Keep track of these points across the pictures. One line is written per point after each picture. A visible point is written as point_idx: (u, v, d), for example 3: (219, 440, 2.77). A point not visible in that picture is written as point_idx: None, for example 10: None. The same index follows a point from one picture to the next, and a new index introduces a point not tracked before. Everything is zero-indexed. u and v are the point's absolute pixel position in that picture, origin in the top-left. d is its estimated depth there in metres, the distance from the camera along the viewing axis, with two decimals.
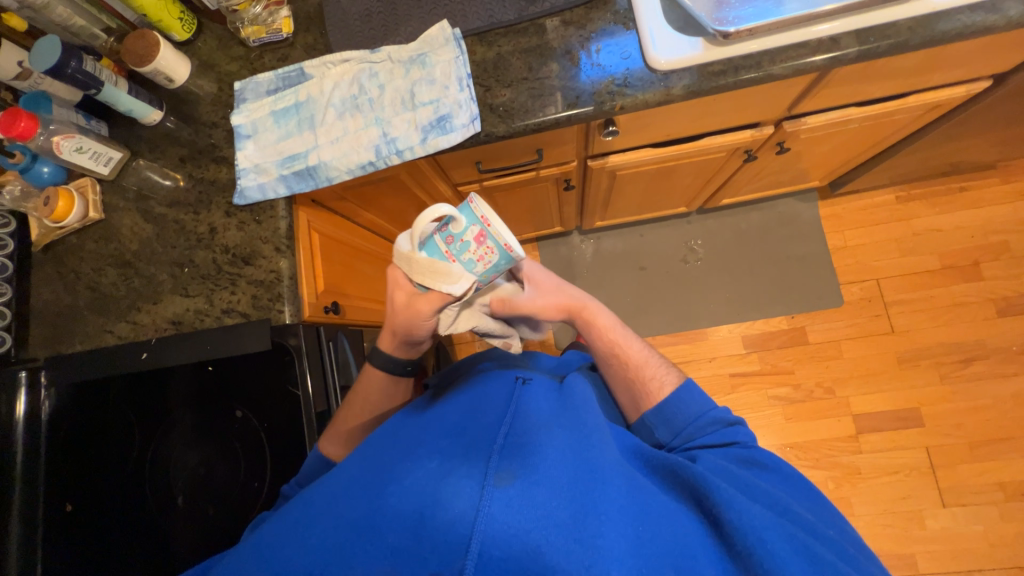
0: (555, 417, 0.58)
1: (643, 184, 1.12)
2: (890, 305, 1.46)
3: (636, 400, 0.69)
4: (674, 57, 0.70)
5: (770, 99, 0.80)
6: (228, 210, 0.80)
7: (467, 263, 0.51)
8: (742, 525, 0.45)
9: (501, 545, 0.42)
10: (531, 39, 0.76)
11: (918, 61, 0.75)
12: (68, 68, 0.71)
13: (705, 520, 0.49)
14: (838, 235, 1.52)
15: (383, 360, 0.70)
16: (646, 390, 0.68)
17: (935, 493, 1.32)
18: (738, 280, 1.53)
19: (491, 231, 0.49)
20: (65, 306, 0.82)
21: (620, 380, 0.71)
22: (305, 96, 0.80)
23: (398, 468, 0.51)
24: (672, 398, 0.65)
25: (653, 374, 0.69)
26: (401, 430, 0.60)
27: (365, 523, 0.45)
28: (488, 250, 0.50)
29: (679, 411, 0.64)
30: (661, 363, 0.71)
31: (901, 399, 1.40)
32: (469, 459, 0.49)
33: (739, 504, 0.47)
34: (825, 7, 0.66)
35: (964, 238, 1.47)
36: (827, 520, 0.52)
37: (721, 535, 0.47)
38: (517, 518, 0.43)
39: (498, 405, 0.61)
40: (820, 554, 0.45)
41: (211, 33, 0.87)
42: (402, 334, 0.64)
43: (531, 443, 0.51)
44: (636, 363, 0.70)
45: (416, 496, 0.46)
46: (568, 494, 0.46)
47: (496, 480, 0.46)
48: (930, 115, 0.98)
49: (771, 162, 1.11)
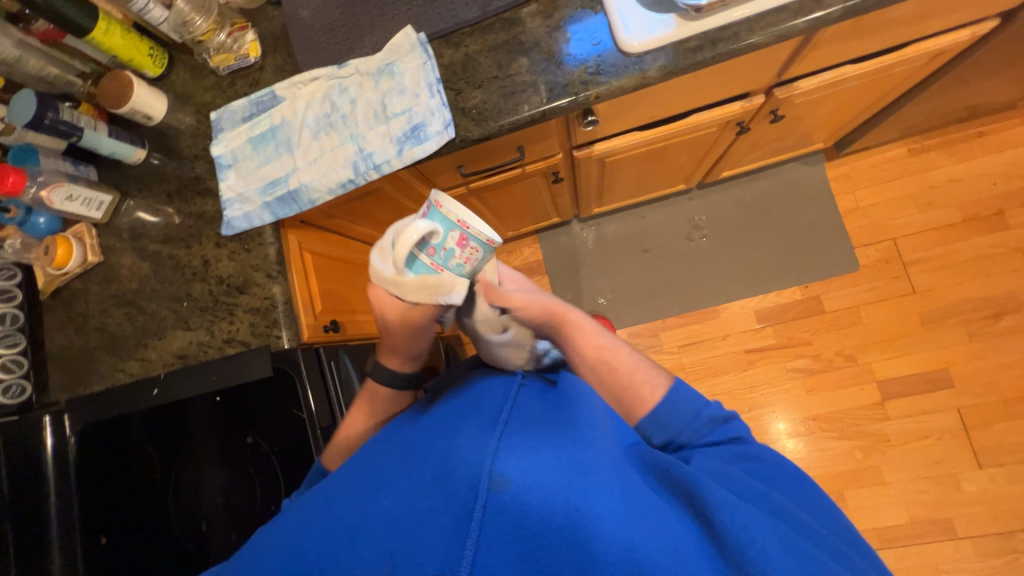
0: (550, 413, 0.56)
1: (635, 168, 1.08)
2: (909, 264, 1.40)
3: (628, 407, 0.64)
4: (647, 38, 0.66)
5: (757, 68, 0.76)
6: (218, 241, 0.81)
7: (456, 268, 0.55)
8: (733, 526, 0.43)
9: (498, 544, 0.43)
10: (498, 35, 0.74)
11: (912, 9, 0.70)
12: (46, 119, 0.72)
13: (695, 516, 0.46)
14: (849, 196, 1.45)
15: (385, 374, 0.67)
16: (636, 399, 0.63)
17: (970, 455, 1.28)
18: (747, 253, 1.48)
19: (471, 233, 0.53)
20: (77, 349, 0.84)
21: (612, 391, 0.64)
22: (280, 119, 0.80)
23: (393, 474, 0.52)
24: (664, 405, 0.61)
25: (643, 380, 0.64)
26: (397, 433, 0.60)
27: (360, 527, 0.47)
28: (472, 250, 0.54)
29: (674, 416, 0.60)
30: (647, 367, 0.66)
31: (927, 361, 1.35)
32: (464, 455, 0.49)
33: (731, 505, 0.44)
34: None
35: (985, 186, 1.39)
36: (819, 515, 0.51)
37: (713, 535, 0.44)
38: (513, 520, 0.44)
39: (497, 402, 0.59)
40: (817, 557, 0.42)
41: (183, 64, 0.87)
42: (403, 353, 0.64)
43: (529, 441, 0.50)
44: (628, 372, 0.65)
45: (412, 502, 0.47)
46: (562, 496, 0.44)
47: (492, 483, 0.45)
48: (935, 62, 0.92)
49: (768, 131, 1.06)
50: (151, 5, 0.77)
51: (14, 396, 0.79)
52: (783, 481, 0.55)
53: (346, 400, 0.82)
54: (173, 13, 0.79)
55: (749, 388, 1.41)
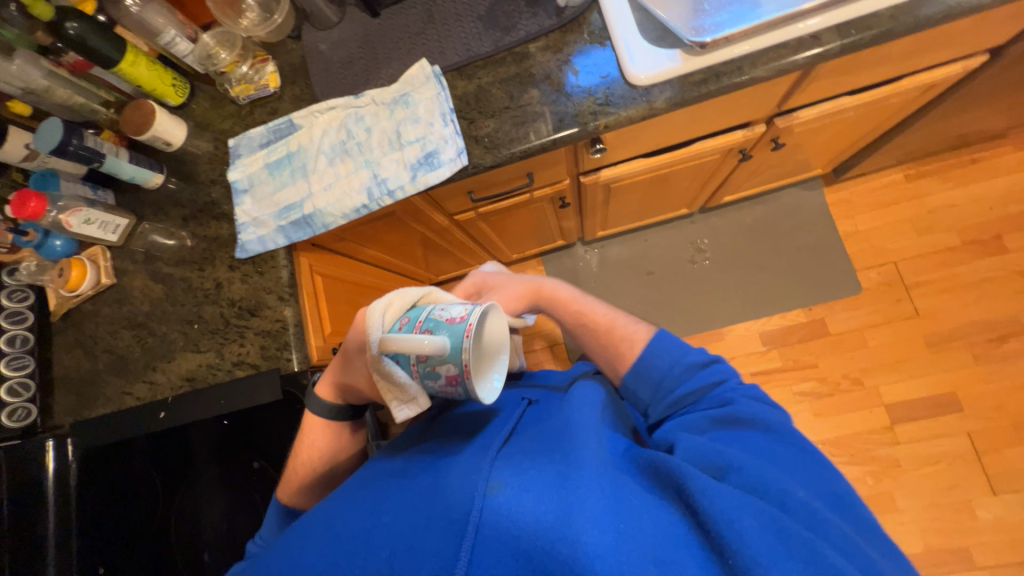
0: (552, 422, 0.56)
1: (640, 193, 1.11)
2: (911, 287, 1.41)
3: (613, 362, 0.67)
4: (654, 71, 0.69)
5: (758, 100, 0.79)
6: (232, 264, 0.82)
7: (428, 385, 0.48)
8: (714, 511, 0.42)
9: (490, 549, 0.42)
10: (510, 68, 0.77)
11: (906, 46, 0.73)
12: (71, 145, 0.74)
13: (686, 511, 0.45)
14: (849, 220, 1.48)
15: (322, 407, 0.64)
16: (619, 351, 0.66)
17: (984, 481, 1.25)
18: (749, 276, 1.50)
19: (465, 382, 0.44)
20: (84, 371, 0.84)
21: (598, 346, 0.69)
22: (296, 146, 0.82)
23: (393, 489, 0.51)
24: (646, 354, 0.64)
25: (623, 333, 0.68)
26: (399, 455, 0.60)
27: (357, 540, 0.46)
28: (448, 387, 0.46)
29: (653, 367, 0.63)
30: (625, 318, 0.71)
31: (935, 385, 1.34)
32: (462, 470, 0.49)
33: (711, 488, 0.44)
34: (800, 7, 0.65)
35: (982, 211, 1.42)
36: (813, 485, 0.48)
37: (699, 523, 0.43)
38: (504, 523, 0.43)
39: (499, 421, 0.59)
40: (802, 535, 0.41)
41: (203, 94, 0.90)
42: (344, 384, 0.61)
43: (527, 454, 0.50)
44: (605, 324, 0.69)
45: (409, 514, 0.47)
46: (554, 496, 0.44)
47: (487, 489, 0.45)
48: (928, 94, 0.96)
49: (768, 158, 1.09)
50: (178, 39, 0.81)
51: (20, 419, 0.78)
52: (772, 444, 0.51)
53: None
54: (199, 46, 0.84)
55: None
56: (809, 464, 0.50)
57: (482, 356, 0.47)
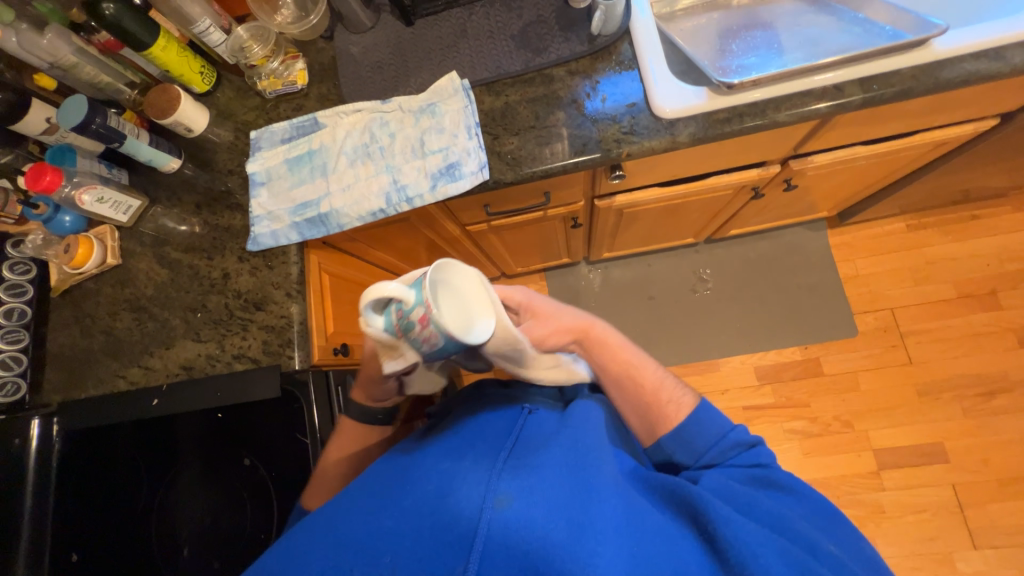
0: (556, 435, 0.57)
1: (650, 220, 1.12)
2: (906, 335, 1.43)
3: (650, 422, 0.64)
4: (680, 106, 0.70)
5: (777, 142, 0.80)
6: (241, 255, 0.82)
7: (414, 342, 0.47)
8: (737, 544, 0.45)
9: (500, 561, 0.43)
10: (538, 88, 0.78)
11: (924, 105, 0.75)
12: (94, 124, 0.74)
13: (701, 537, 0.48)
14: (849, 263, 1.50)
15: (357, 412, 0.68)
16: (662, 416, 0.63)
17: (966, 534, 1.26)
18: (748, 309, 1.51)
19: (436, 320, 0.44)
20: (78, 351, 0.82)
21: (636, 405, 0.65)
22: (318, 144, 0.82)
23: (395, 491, 0.51)
24: (691, 422, 0.61)
25: (670, 398, 0.64)
26: (398, 459, 0.59)
27: (363, 543, 0.46)
28: (427, 332, 0.45)
29: (697, 436, 0.60)
30: (673, 384, 0.66)
31: (923, 434, 1.35)
32: (467, 478, 0.49)
33: (735, 520, 0.47)
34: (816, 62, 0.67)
35: (979, 266, 1.45)
36: (834, 537, 0.52)
37: (717, 553, 0.46)
38: (514, 537, 0.43)
39: (502, 430, 0.59)
40: (820, 572, 0.45)
41: (230, 83, 0.90)
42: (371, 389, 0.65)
43: (532, 465, 0.51)
44: (652, 387, 0.65)
45: (414, 520, 0.46)
46: (564, 514, 0.45)
47: (495, 502, 0.45)
48: (937, 151, 0.98)
49: (778, 198, 1.11)
50: (212, 28, 0.81)
51: (9, 394, 0.77)
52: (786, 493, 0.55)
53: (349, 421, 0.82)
54: (232, 39, 0.84)
55: None
56: (820, 514, 0.54)
57: (461, 303, 0.47)
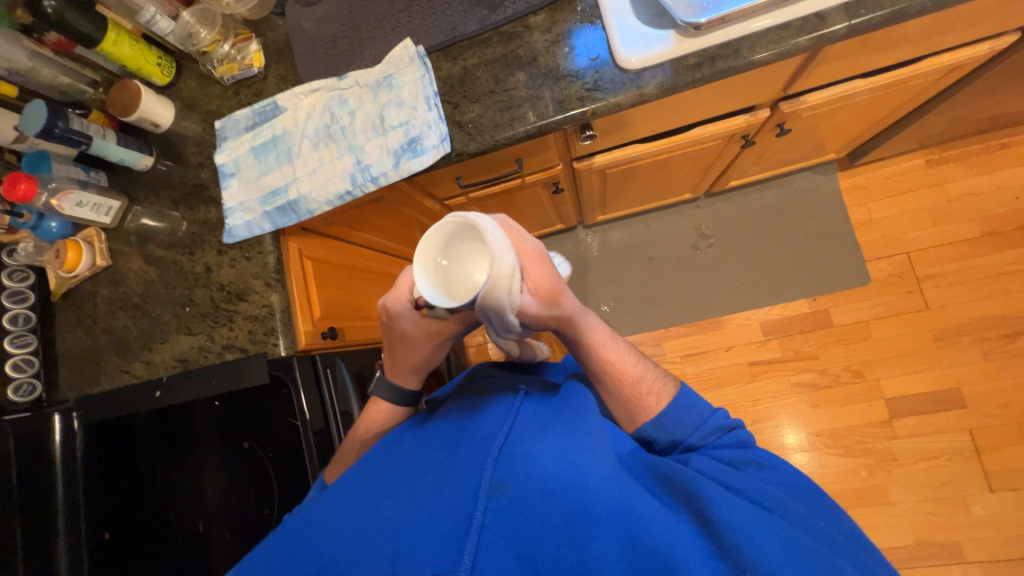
0: (552, 420, 0.57)
1: (638, 178, 1.07)
2: (923, 279, 1.36)
3: (628, 413, 0.63)
4: (646, 55, 0.65)
5: (760, 84, 0.74)
6: (220, 249, 0.83)
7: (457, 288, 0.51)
8: (730, 522, 0.43)
9: (496, 551, 0.44)
10: (496, 49, 0.73)
11: (924, 27, 0.67)
12: (56, 128, 0.75)
13: (697, 520, 0.46)
14: (862, 207, 1.41)
15: (388, 390, 0.69)
16: (641, 406, 0.62)
17: (982, 477, 1.24)
18: (753, 263, 1.46)
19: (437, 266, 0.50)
20: (86, 348, 0.87)
21: (613, 397, 0.64)
22: (281, 129, 0.80)
23: (393, 485, 0.54)
24: (671, 409, 0.60)
25: (650, 389, 0.62)
26: (396, 452, 0.61)
27: (361, 537, 0.47)
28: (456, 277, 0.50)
29: (681, 422, 0.59)
30: (653, 377, 0.64)
31: (939, 380, 1.31)
32: (463, 471, 0.52)
33: (726, 501, 0.46)
34: None
35: (1006, 200, 1.34)
36: (825, 514, 0.51)
37: (714, 535, 0.44)
38: (509, 523, 0.45)
39: (498, 417, 0.60)
40: (821, 552, 0.42)
41: (190, 72, 0.89)
42: (403, 360, 0.66)
43: (527, 451, 0.52)
44: (631, 379, 0.63)
45: (412, 511, 0.48)
46: (559, 498, 0.46)
47: (490, 490, 0.48)
48: (951, 76, 0.89)
49: (776, 143, 1.04)
50: (159, 16, 0.79)
51: (26, 394, 0.82)
52: (781, 475, 0.54)
53: (340, 404, 0.84)
54: (178, 25, 0.81)
55: (752, 401, 1.39)
56: (805, 492, 0.53)
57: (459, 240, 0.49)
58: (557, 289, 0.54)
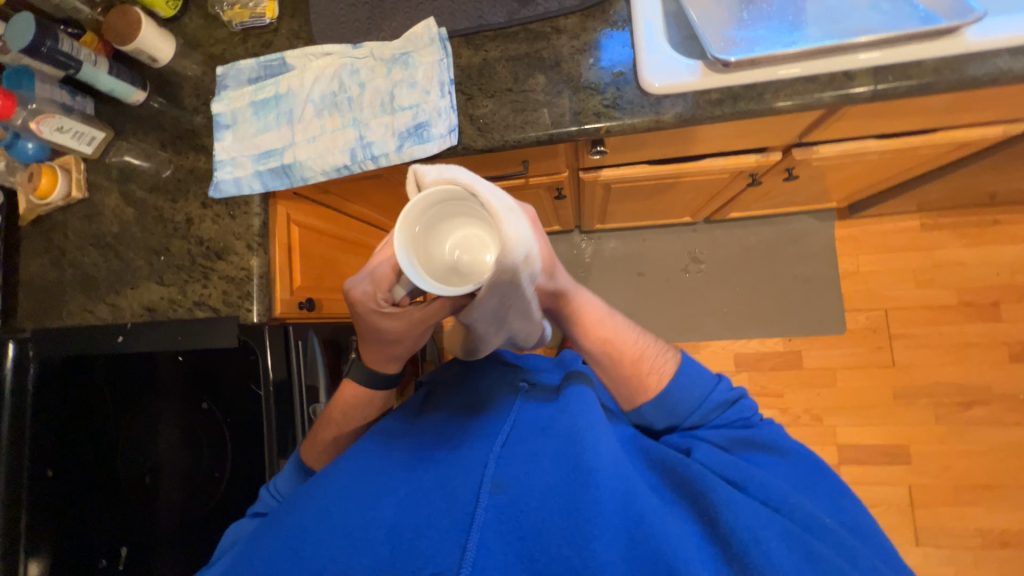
0: (553, 418, 0.57)
1: (641, 197, 1.06)
2: (895, 337, 1.39)
3: (630, 391, 0.60)
4: (669, 81, 0.64)
5: (777, 129, 0.73)
6: (204, 202, 0.80)
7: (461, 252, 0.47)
8: (739, 525, 0.45)
9: (497, 548, 0.44)
10: (520, 45, 0.71)
11: (946, 102, 0.67)
12: (44, 47, 0.70)
13: (701, 520, 0.47)
14: (851, 258, 1.44)
15: (364, 375, 0.66)
16: (643, 384, 0.59)
17: (910, 530, 1.30)
18: (738, 296, 1.48)
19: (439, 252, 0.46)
20: (49, 280, 0.83)
21: (615, 376, 0.60)
22: (285, 88, 0.77)
23: (391, 478, 0.52)
24: (673, 389, 0.58)
25: (653, 366, 0.59)
26: (391, 442, 0.59)
27: (359, 534, 0.46)
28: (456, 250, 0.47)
29: (681, 402, 0.57)
30: (655, 349, 0.61)
31: (890, 435, 1.36)
32: (464, 466, 0.51)
33: (735, 500, 0.46)
34: (857, 38, 0.59)
35: (987, 275, 1.38)
36: (835, 503, 0.50)
37: (720, 537, 0.45)
38: (510, 522, 0.46)
39: (498, 412, 0.59)
40: (825, 556, 0.43)
41: (197, 9, 0.84)
42: (378, 347, 0.62)
43: (528, 450, 0.52)
44: (633, 355, 0.60)
45: (414, 509, 0.48)
46: (560, 497, 0.46)
47: (491, 487, 0.48)
48: (961, 151, 0.90)
49: (782, 185, 1.04)
50: None
51: None
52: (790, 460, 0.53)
53: (307, 377, 0.83)
54: None
55: None
56: (812, 479, 0.52)
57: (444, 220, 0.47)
58: (547, 258, 0.55)
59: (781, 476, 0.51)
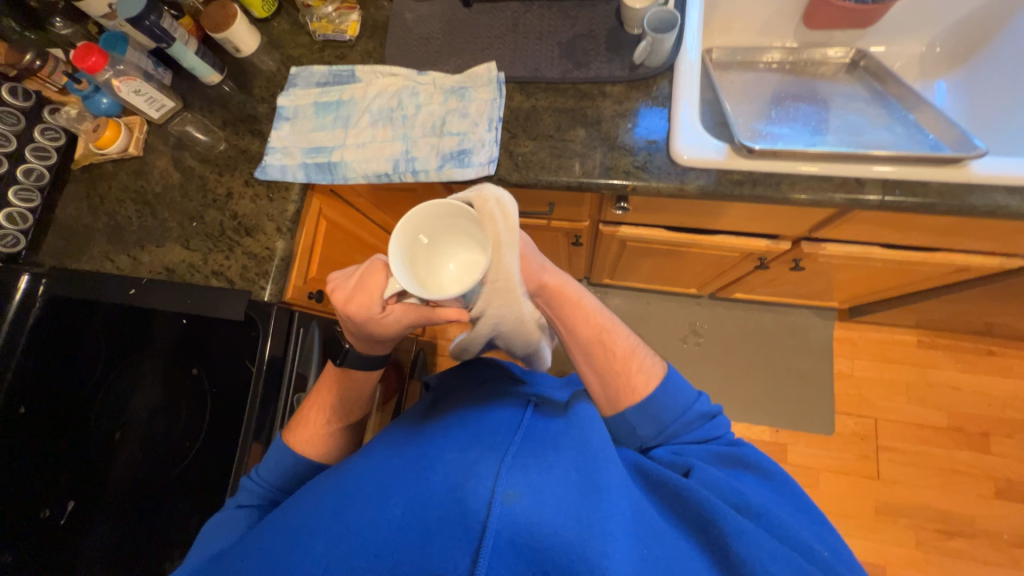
0: (562, 433, 0.56)
1: (653, 259, 1.11)
2: (882, 449, 1.38)
3: (618, 389, 0.60)
4: (698, 156, 0.69)
5: (791, 219, 0.78)
6: (248, 180, 0.85)
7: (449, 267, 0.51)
8: (750, 557, 0.44)
9: (508, 559, 0.42)
10: (568, 100, 0.78)
11: (947, 224, 0.72)
12: (147, 20, 0.77)
13: (708, 547, 0.47)
14: (846, 360, 1.46)
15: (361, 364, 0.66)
16: (631, 385, 0.60)
17: None
18: (731, 375, 1.49)
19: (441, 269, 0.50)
20: (81, 224, 0.86)
21: (603, 372, 0.61)
22: (348, 96, 0.84)
23: (396, 476, 0.50)
24: (660, 394, 0.59)
25: (640, 367, 0.61)
26: (394, 444, 0.57)
27: (368, 535, 0.45)
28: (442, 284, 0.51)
29: (666, 408, 0.59)
30: (643, 356, 0.62)
31: (867, 552, 1.31)
32: (475, 468, 0.49)
33: (747, 532, 0.45)
34: (875, 151, 0.64)
35: (979, 403, 1.39)
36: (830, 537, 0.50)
37: (729, 567, 0.45)
38: (522, 533, 0.43)
39: (505, 421, 0.57)
40: None
41: (287, 16, 0.93)
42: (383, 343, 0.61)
43: (537, 463, 0.50)
44: (622, 355, 0.61)
45: (421, 511, 0.46)
46: (574, 513, 0.45)
47: (504, 496, 0.45)
48: (960, 275, 0.94)
49: (787, 274, 1.08)
50: None
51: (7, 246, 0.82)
52: (785, 488, 0.54)
53: (303, 364, 0.82)
54: None
55: None
56: (806, 509, 0.53)
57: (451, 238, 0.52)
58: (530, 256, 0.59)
59: (782, 501, 0.52)
